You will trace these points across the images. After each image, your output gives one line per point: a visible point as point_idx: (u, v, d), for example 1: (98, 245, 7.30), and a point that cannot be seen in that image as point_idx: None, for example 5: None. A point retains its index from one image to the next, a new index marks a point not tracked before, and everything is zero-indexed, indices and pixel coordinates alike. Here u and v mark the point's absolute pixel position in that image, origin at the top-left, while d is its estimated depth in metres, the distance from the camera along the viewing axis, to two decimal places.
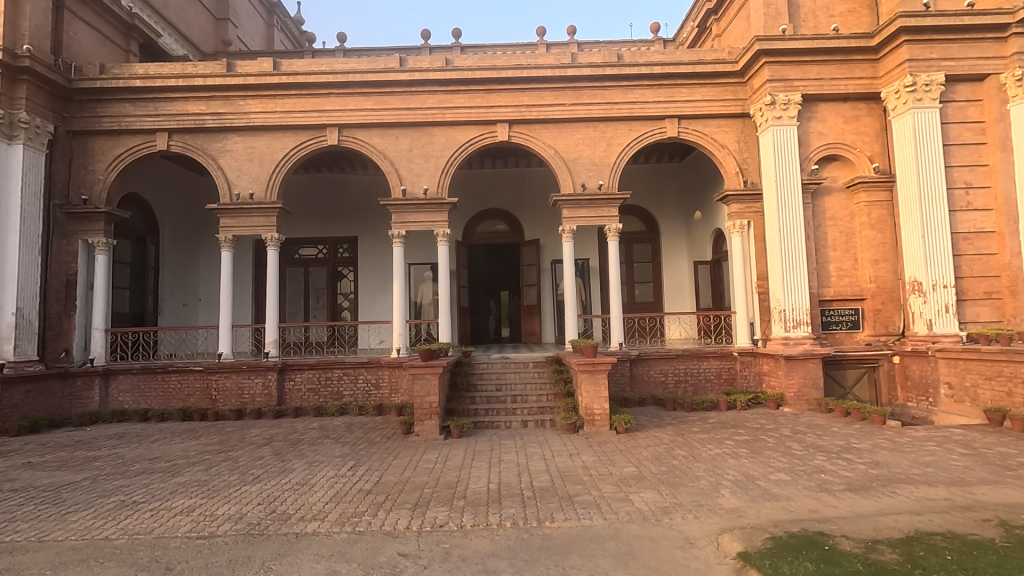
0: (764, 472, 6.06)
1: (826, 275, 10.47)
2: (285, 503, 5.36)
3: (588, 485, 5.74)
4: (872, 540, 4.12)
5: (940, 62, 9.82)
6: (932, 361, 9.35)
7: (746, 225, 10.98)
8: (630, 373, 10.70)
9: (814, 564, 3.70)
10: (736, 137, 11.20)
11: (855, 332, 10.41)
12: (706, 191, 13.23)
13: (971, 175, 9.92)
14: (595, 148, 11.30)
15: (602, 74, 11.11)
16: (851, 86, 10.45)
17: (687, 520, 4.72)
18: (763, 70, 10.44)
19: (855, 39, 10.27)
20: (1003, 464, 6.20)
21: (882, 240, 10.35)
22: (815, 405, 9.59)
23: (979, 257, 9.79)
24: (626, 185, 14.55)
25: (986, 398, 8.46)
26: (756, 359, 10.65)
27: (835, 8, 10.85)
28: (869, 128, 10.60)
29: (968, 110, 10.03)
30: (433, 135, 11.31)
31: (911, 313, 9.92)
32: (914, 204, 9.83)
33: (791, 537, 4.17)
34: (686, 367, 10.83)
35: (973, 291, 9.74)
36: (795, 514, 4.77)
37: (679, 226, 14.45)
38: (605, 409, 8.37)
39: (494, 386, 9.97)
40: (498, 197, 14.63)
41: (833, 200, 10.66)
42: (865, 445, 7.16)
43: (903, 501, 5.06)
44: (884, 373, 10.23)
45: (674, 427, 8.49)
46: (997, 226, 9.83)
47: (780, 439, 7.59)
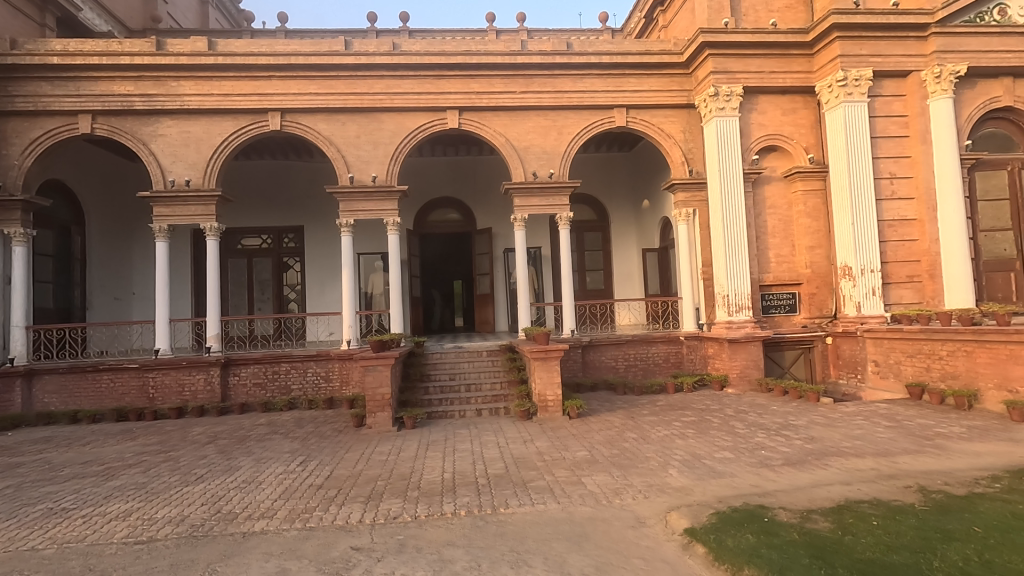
0: (710, 451, 6.31)
1: (767, 262, 10.95)
2: (230, 502, 5.18)
3: (542, 470, 5.84)
4: (808, 510, 4.37)
5: (869, 58, 10.37)
6: (861, 341, 9.97)
7: (692, 214, 11.34)
8: (583, 359, 10.89)
9: (755, 535, 3.90)
10: (682, 127, 11.49)
11: (792, 315, 10.96)
12: (654, 180, 13.53)
13: (895, 166, 10.56)
14: (546, 136, 11.34)
15: (551, 62, 11.14)
16: (789, 79, 10.89)
17: (637, 500, 4.87)
18: (707, 62, 10.74)
19: (792, 34, 10.70)
20: (922, 434, 6.70)
21: (817, 228, 10.92)
22: (756, 385, 10.07)
23: (902, 243, 10.47)
24: (578, 174, 14.69)
25: (907, 374, 9.08)
26: (702, 343, 11.02)
27: (774, 3, 11.24)
28: (806, 120, 11.09)
29: (893, 105, 10.64)
30: (381, 121, 11.04)
31: (842, 296, 10.50)
32: (845, 193, 10.40)
33: (733, 512, 4.37)
34: (637, 352, 11.11)
35: (897, 274, 10.42)
36: (738, 490, 5.01)
37: (629, 214, 14.75)
38: (557, 395, 8.49)
39: (448, 375, 9.95)
40: (450, 186, 14.47)
41: (773, 190, 11.12)
42: (802, 422, 7.57)
43: (835, 472, 5.39)
44: (819, 353, 10.76)
45: (625, 411, 8.71)
46: (918, 214, 10.52)
47: (724, 419, 7.92)
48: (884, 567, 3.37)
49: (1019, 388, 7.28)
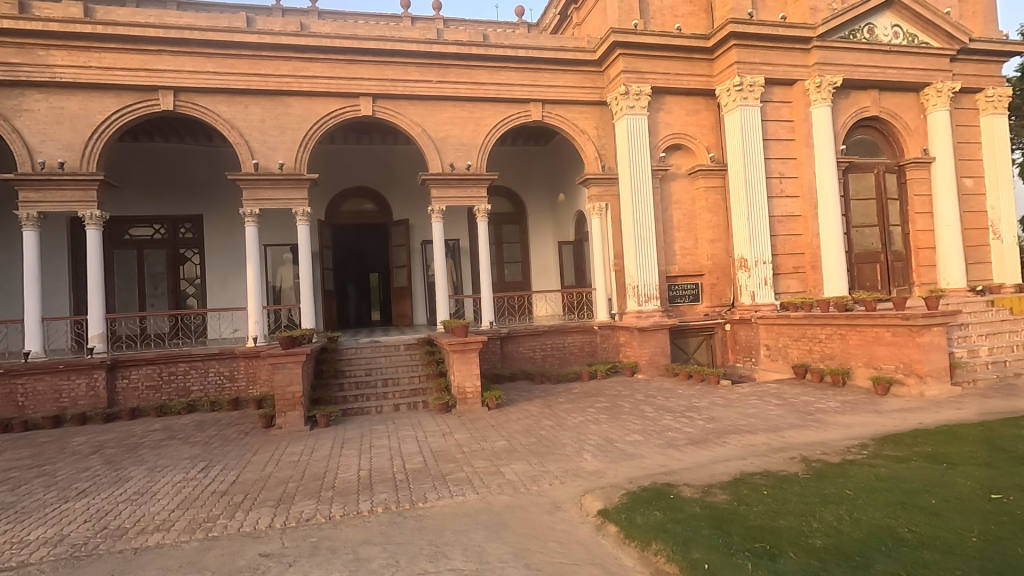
0: (622, 435, 6.62)
1: (672, 254, 11.61)
2: (120, 516, 4.74)
3: (460, 462, 5.84)
4: (708, 485, 4.72)
5: (761, 66, 11.22)
6: (755, 327, 10.85)
7: (605, 208, 11.78)
8: (501, 350, 11.01)
9: (662, 512, 4.14)
10: (595, 124, 11.86)
11: (695, 304, 11.69)
12: (569, 174, 13.87)
13: (783, 167, 11.54)
14: (463, 128, 11.27)
15: (467, 53, 11.05)
16: (692, 82, 11.55)
17: (554, 485, 5.02)
18: (618, 61, 11.13)
19: (694, 39, 11.33)
20: (806, 410, 7.42)
21: (717, 222, 11.67)
22: (663, 370, 10.67)
23: (789, 237, 11.50)
24: (495, 166, 14.74)
25: (793, 356, 9.99)
26: (614, 332, 11.49)
27: (678, 9, 11.84)
28: (707, 121, 11.82)
29: (782, 110, 11.60)
30: (289, 105, 10.46)
31: (739, 286, 11.35)
32: (741, 190, 11.22)
33: (642, 491, 4.61)
34: (553, 342, 11.39)
35: (785, 266, 11.44)
36: (647, 470, 5.30)
37: (545, 208, 15.03)
38: (476, 387, 8.51)
39: (364, 370, 9.69)
40: (364, 176, 14.02)
41: (678, 186, 11.79)
42: (704, 404, 8.13)
43: (732, 449, 5.84)
44: (718, 339, 11.57)
45: (542, 399, 8.91)
46: (802, 211, 11.57)
47: (634, 403, 8.33)
48: (773, 532, 3.70)
49: (883, 365, 8.24)
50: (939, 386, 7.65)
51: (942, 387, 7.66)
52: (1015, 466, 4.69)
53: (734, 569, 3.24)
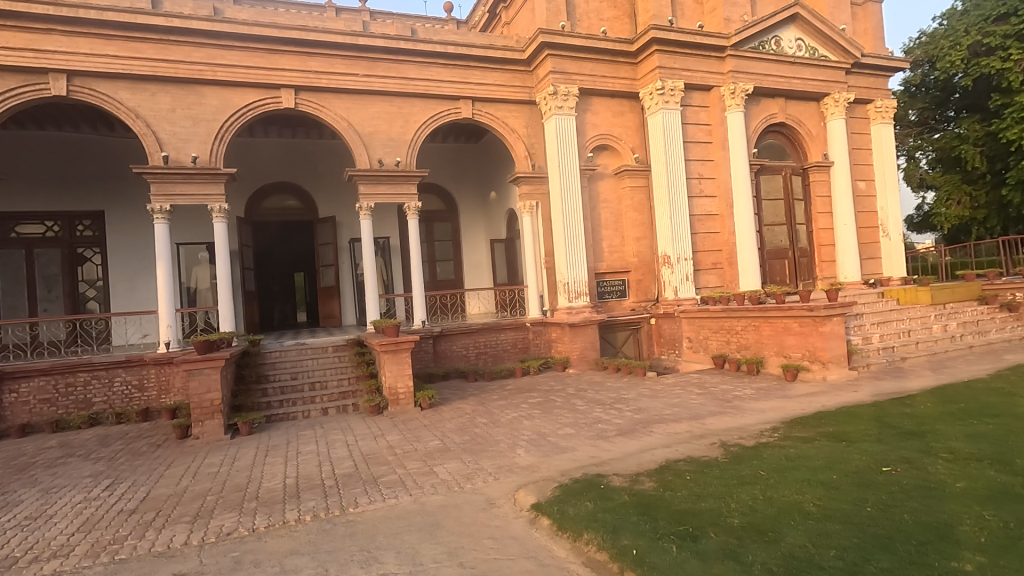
0: (554, 429, 6.74)
1: (601, 251, 11.95)
2: (8, 545, 4.28)
3: (392, 464, 5.73)
4: (636, 474, 4.90)
5: (680, 72, 11.76)
6: (678, 321, 11.37)
7: (535, 206, 11.94)
8: (434, 349, 10.90)
9: (592, 502, 4.26)
10: (525, 123, 11.98)
11: (623, 299, 12.10)
12: (499, 172, 13.94)
13: (702, 168, 12.17)
14: (392, 123, 11.04)
15: (395, 47, 10.83)
16: (617, 84, 11.92)
17: (488, 482, 5.04)
18: (547, 61, 11.30)
19: (619, 43, 11.70)
20: (724, 398, 7.88)
21: (642, 221, 12.13)
22: (593, 364, 10.97)
23: (707, 235, 12.16)
24: (425, 163, 14.56)
25: (713, 347, 10.56)
26: (546, 328, 11.68)
27: (604, 13, 12.17)
28: (632, 123, 12.24)
29: (700, 114, 12.22)
30: (202, 94, 9.82)
31: (663, 282, 11.87)
32: (664, 190, 11.72)
33: (574, 483, 4.73)
34: (486, 340, 11.41)
35: (704, 262, 12.09)
36: (579, 462, 5.44)
37: (477, 205, 15.02)
38: (408, 387, 8.38)
39: (289, 374, 9.28)
40: (286, 171, 13.42)
41: (605, 185, 12.14)
42: (631, 395, 8.44)
43: (658, 437, 6.11)
44: (645, 333, 11.98)
45: (476, 397, 8.92)
46: (720, 210, 12.26)
47: (566, 398, 8.52)
48: (695, 514, 3.91)
49: (791, 353, 8.89)
50: (839, 371, 8.36)
51: (842, 372, 8.38)
52: (901, 440, 5.22)
53: (659, 552, 3.38)
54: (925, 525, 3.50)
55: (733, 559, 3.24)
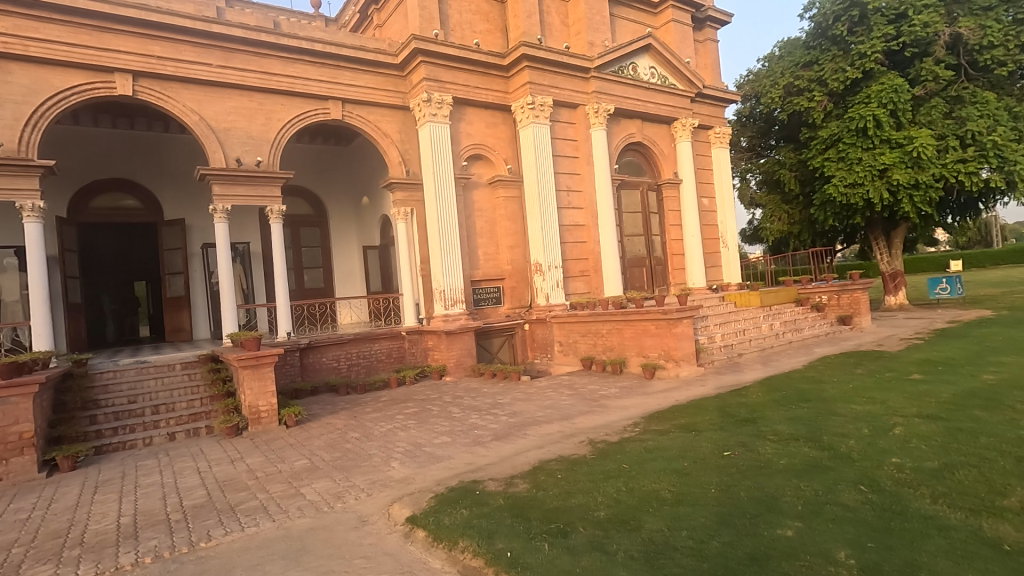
0: (430, 438, 6.66)
1: (476, 259, 12.12)
2: None
3: (253, 490, 5.26)
4: (510, 476, 5.01)
5: (549, 88, 12.35)
6: (550, 326, 11.83)
7: (410, 213, 11.75)
8: (301, 362, 10.26)
9: (468, 509, 4.28)
10: (398, 128, 11.76)
11: (498, 306, 12.35)
12: (372, 177, 13.54)
13: (570, 182, 12.88)
14: (252, 120, 10.24)
15: (255, 39, 10.09)
16: (490, 96, 12.20)
17: (360, 499, 4.83)
18: (420, 68, 11.24)
19: (491, 56, 11.99)
20: (592, 397, 8.37)
21: (516, 229, 12.49)
22: (470, 371, 11.03)
23: (575, 244, 12.86)
24: (291, 164, 13.70)
25: (582, 350, 11.13)
26: (422, 336, 11.50)
27: (477, 25, 12.41)
28: (504, 134, 12.59)
29: (567, 130, 12.92)
30: (10, 72, 8.33)
31: (536, 288, 12.32)
32: (535, 200, 12.19)
33: (450, 492, 4.71)
34: (359, 350, 10.97)
35: (573, 269, 12.78)
36: (455, 470, 5.43)
37: (348, 211, 14.43)
38: (271, 404, 7.77)
39: (125, 398, 8.14)
40: (124, 166, 11.84)
41: (480, 195, 12.35)
42: (506, 400, 8.64)
43: (532, 439, 6.31)
44: (519, 338, 12.25)
45: (348, 411, 8.53)
46: (586, 221, 13.04)
47: (442, 406, 8.47)
48: (566, 511, 4.09)
49: (650, 353, 9.68)
50: (689, 367, 9.29)
51: (691, 368, 9.32)
52: (738, 427, 5.94)
53: (533, 551, 3.49)
54: (757, 499, 4.01)
55: (600, 550, 3.44)
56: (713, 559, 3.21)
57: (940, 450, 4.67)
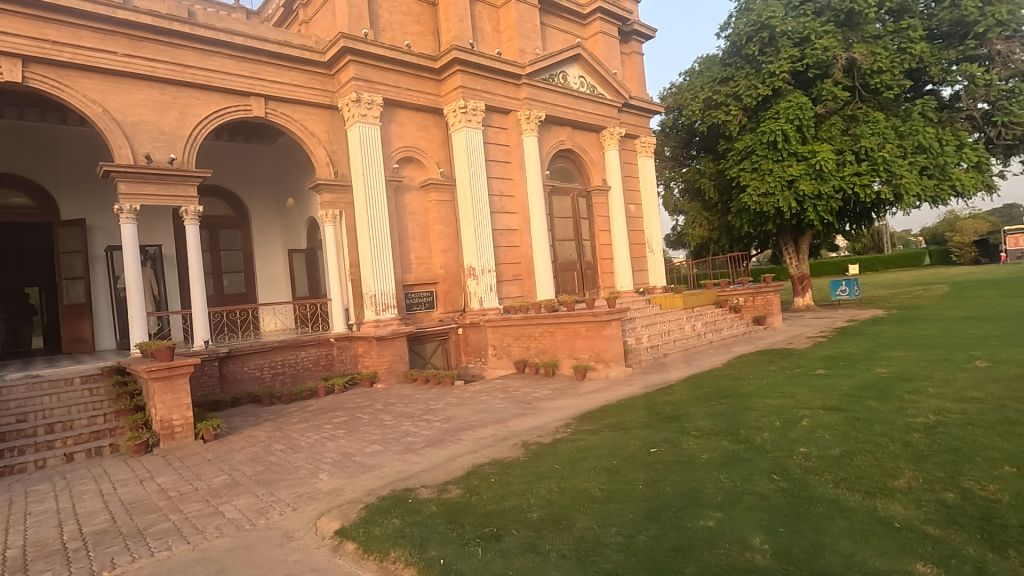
0: (360, 447, 6.47)
1: (408, 263, 11.96)
2: None
3: (165, 511, 4.89)
4: (443, 483, 4.96)
5: (481, 93, 12.40)
6: (483, 330, 11.81)
7: (338, 216, 11.39)
8: (220, 372, 9.68)
9: (400, 518, 4.19)
10: (326, 128, 11.39)
11: (431, 310, 12.22)
12: (298, 179, 13.04)
13: (503, 187, 12.98)
14: (164, 114, 9.58)
15: (167, 28, 9.45)
16: (421, 99, 12.08)
17: (285, 514, 4.62)
18: (349, 67, 10.95)
19: (422, 58, 11.88)
20: (525, 400, 8.45)
21: (448, 233, 12.41)
22: (402, 377, 10.81)
23: (508, 248, 12.96)
24: (209, 163, 12.92)
25: (515, 353, 11.18)
26: (352, 343, 11.16)
27: (408, 27, 12.27)
28: (436, 138, 12.49)
29: (500, 135, 13.03)
30: None
31: (469, 292, 12.30)
32: (468, 204, 12.18)
33: (381, 502, 4.59)
34: (284, 358, 10.49)
35: (506, 273, 12.88)
36: (386, 478, 5.31)
37: (272, 213, 13.80)
38: (186, 418, 7.26)
39: (14, 417, 7.33)
40: (12, 161, 10.72)
41: (411, 198, 12.19)
42: (440, 405, 8.56)
43: (465, 444, 6.28)
44: (452, 343, 12.14)
45: (272, 422, 8.13)
46: (518, 225, 13.18)
47: (373, 413, 8.26)
48: (500, 514, 4.10)
49: (581, 355, 9.90)
50: (618, 368, 9.60)
51: (620, 369, 9.64)
52: (664, 424, 6.19)
53: (466, 557, 3.47)
54: (681, 492, 4.19)
55: (533, 551, 3.47)
56: (641, 553, 3.33)
57: (840, 439, 5.08)
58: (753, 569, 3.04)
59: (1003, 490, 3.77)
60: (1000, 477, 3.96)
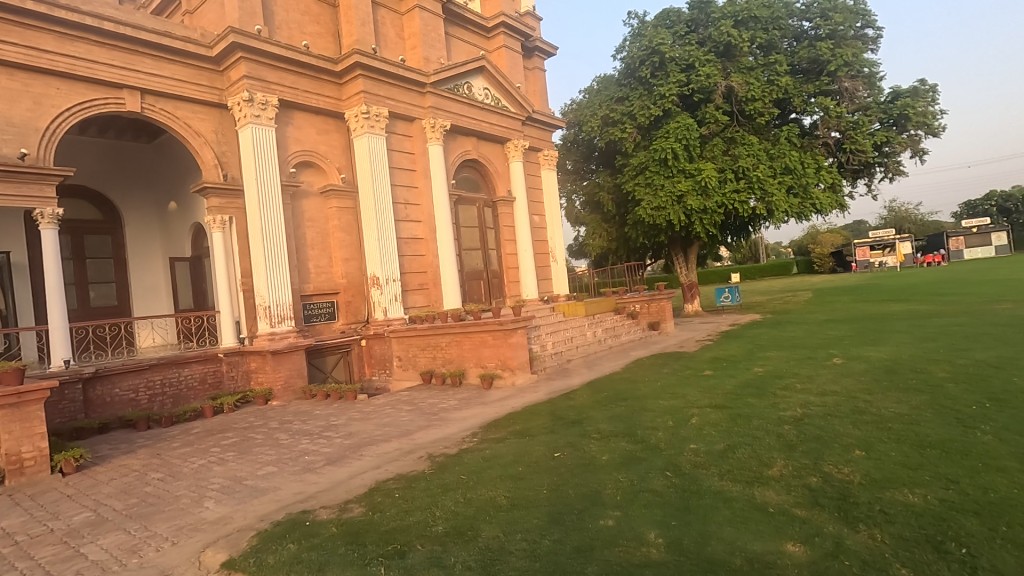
0: (252, 470, 6.03)
1: (307, 272, 11.42)
2: None
3: (11, 559, 4.24)
4: (344, 502, 4.76)
5: (384, 100, 12.17)
6: (388, 341, 11.47)
7: (228, 221, 10.59)
8: (84, 396, 8.61)
9: (296, 543, 3.95)
10: (213, 127, 10.59)
11: (332, 322, 11.71)
12: (181, 182, 12.01)
13: (408, 195, 12.79)
14: (14, 103, 8.43)
15: (18, 7, 8.34)
16: (320, 101, 11.62)
17: (164, 550, 4.19)
18: (239, 65, 10.28)
19: (321, 60, 11.45)
20: (432, 411, 8.33)
21: (350, 241, 12.00)
22: (300, 393, 10.22)
23: (413, 258, 12.77)
24: (72, 160, 11.51)
25: (421, 364, 10.96)
26: (243, 358, 10.39)
27: (306, 27, 11.79)
28: (337, 143, 12.07)
29: (404, 142, 12.84)
30: None
31: (373, 302, 11.94)
32: (371, 212, 11.85)
33: (275, 527, 4.31)
34: (164, 377, 9.55)
35: (411, 283, 12.67)
36: (281, 502, 4.98)
37: (150, 217, 12.55)
38: (40, 450, 6.34)
39: None
40: None
41: (310, 204, 11.65)
42: (341, 421, 8.19)
43: (368, 460, 6.07)
44: (355, 355, 11.70)
45: (148, 449, 7.34)
46: (424, 234, 13.03)
47: (268, 433, 7.73)
48: (404, 530, 4.00)
49: (487, 364, 9.94)
50: (524, 375, 9.76)
51: (526, 376, 9.79)
52: (567, 428, 6.38)
53: None
54: (582, 495, 4.33)
55: (438, 565, 3.42)
56: (545, 557, 3.39)
57: (724, 434, 5.52)
58: (648, 562, 3.20)
59: (855, 472, 4.29)
60: (853, 461, 4.50)
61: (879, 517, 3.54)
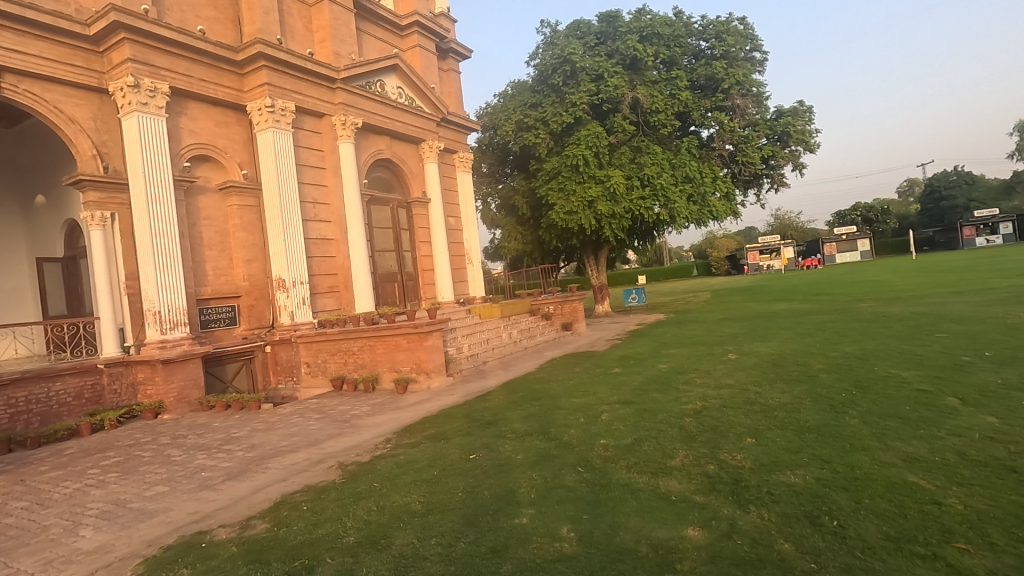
0: (139, 491, 5.49)
1: (203, 274, 10.63)
2: None
3: None
4: (246, 519, 4.47)
5: (291, 93, 11.59)
6: (295, 347, 10.87)
7: (110, 218, 9.58)
8: None
9: (190, 567, 3.65)
10: (92, 114, 9.56)
11: (232, 327, 10.96)
12: (51, 172, 10.75)
13: (316, 193, 12.25)
14: None
15: None
16: (218, 91, 10.85)
17: None
18: (123, 46, 9.36)
19: (219, 47, 10.71)
20: (342, 418, 8.02)
21: (253, 241, 11.30)
22: (196, 405, 9.46)
23: (323, 259, 12.25)
24: None
25: (332, 370, 10.51)
26: (128, 369, 9.43)
27: (201, 11, 10.98)
28: (238, 136, 11.34)
29: (312, 139, 12.29)
30: None
31: (278, 306, 11.30)
32: (276, 210, 11.23)
33: (166, 552, 3.96)
34: (30, 393, 8.47)
35: (320, 285, 12.14)
36: (173, 524, 4.58)
37: (11, 212, 11.10)
38: None
39: None
40: None
41: (207, 201, 10.85)
42: (243, 433, 7.67)
43: (273, 473, 5.73)
44: (259, 362, 11.04)
45: (8, 475, 6.45)
46: (335, 234, 12.55)
47: (157, 450, 7.07)
48: (312, 544, 3.82)
49: (401, 368, 9.74)
50: (439, 378, 9.67)
51: (441, 379, 9.71)
52: (482, 430, 6.40)
53: None
54: (497, 495, 4.37)
55: None
56: (460, 560, 3.38)
57: (631, 429, 5.78)
58: (561, 557, 3.29)
59: (746, 458, 4.66)
60: (744, 448, 4.89)
61: (766, 498, 3.87)
